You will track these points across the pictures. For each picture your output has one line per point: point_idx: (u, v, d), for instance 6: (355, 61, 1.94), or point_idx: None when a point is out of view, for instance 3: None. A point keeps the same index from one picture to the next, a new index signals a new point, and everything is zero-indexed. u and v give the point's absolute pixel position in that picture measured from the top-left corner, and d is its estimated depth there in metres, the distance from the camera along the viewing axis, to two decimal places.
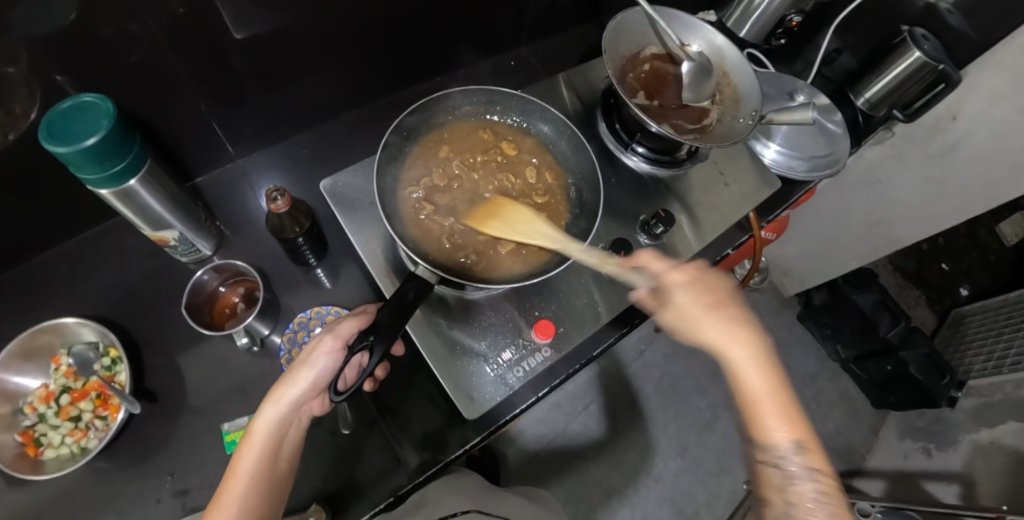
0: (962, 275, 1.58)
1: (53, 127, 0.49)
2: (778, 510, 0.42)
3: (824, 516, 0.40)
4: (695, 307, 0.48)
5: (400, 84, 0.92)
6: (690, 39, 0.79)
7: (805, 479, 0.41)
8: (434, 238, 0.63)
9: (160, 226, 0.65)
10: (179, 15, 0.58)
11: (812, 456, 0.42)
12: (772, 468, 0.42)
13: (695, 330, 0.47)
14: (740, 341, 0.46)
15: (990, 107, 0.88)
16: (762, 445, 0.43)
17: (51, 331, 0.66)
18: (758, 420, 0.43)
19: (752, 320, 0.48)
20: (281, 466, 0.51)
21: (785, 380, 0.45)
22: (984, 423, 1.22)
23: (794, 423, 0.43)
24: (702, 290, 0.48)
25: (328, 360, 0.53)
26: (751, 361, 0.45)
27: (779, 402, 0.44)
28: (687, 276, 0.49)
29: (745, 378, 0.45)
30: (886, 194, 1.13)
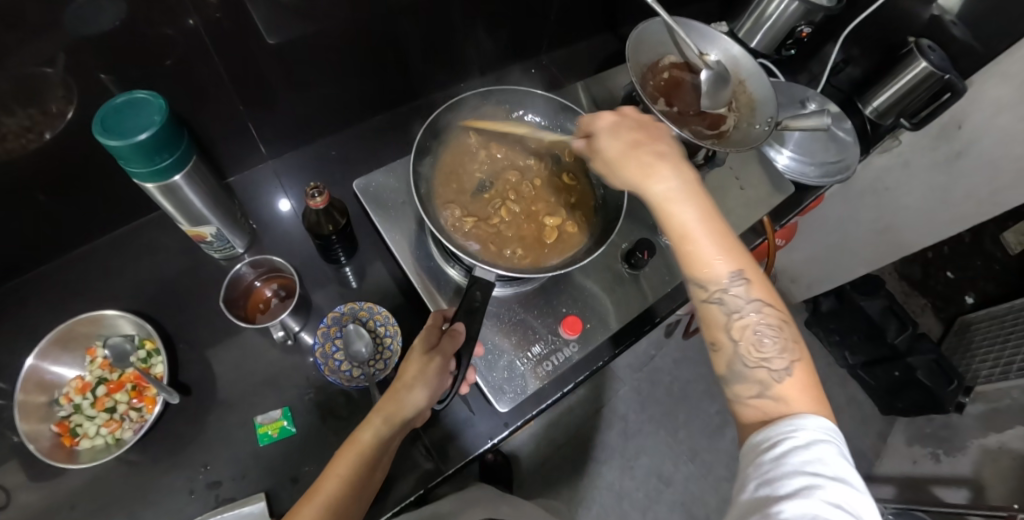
0: (967, 283, 1.60)
1: (107, 122, 0.51)
2: (726, 344, 0.49)
3: (768, 342, 0.47)
4: (619, 150, 0.52)
5: (424, 90, 0.95)
6: (708, 49, 0.82)
7: (748, 310, 0.48)
8: (478, 238, 0.67)
9: (198, 221, 0.67)
10: (218, 19, 0.61)
11: (750, 286, 0.48)
12: (713, 305, 0.48)
13: (622, 170, 0.52)
14: (666, 175, 0.50)
15: (994, 117, 0.91)
16: (705, 285, 0.48)
17: (90, 323, 0.68)
18: (697, 258, 0.48)
19: (677, 155, 0.52)
20: (376, 472, 0.54)
21: (716, 211, 0.49)
22: (991, 428, 1.24)
23: (735, 259, 0.48)
24: (630, 133, 0.53)
25: (438, 381, 0.56)
26: (680, 193, 0.49)
27: (716, 237, 0.48)
28: (614, 123, 0.54)
29: (677, 212, 0.49)
30: (894, 202, 1.15)
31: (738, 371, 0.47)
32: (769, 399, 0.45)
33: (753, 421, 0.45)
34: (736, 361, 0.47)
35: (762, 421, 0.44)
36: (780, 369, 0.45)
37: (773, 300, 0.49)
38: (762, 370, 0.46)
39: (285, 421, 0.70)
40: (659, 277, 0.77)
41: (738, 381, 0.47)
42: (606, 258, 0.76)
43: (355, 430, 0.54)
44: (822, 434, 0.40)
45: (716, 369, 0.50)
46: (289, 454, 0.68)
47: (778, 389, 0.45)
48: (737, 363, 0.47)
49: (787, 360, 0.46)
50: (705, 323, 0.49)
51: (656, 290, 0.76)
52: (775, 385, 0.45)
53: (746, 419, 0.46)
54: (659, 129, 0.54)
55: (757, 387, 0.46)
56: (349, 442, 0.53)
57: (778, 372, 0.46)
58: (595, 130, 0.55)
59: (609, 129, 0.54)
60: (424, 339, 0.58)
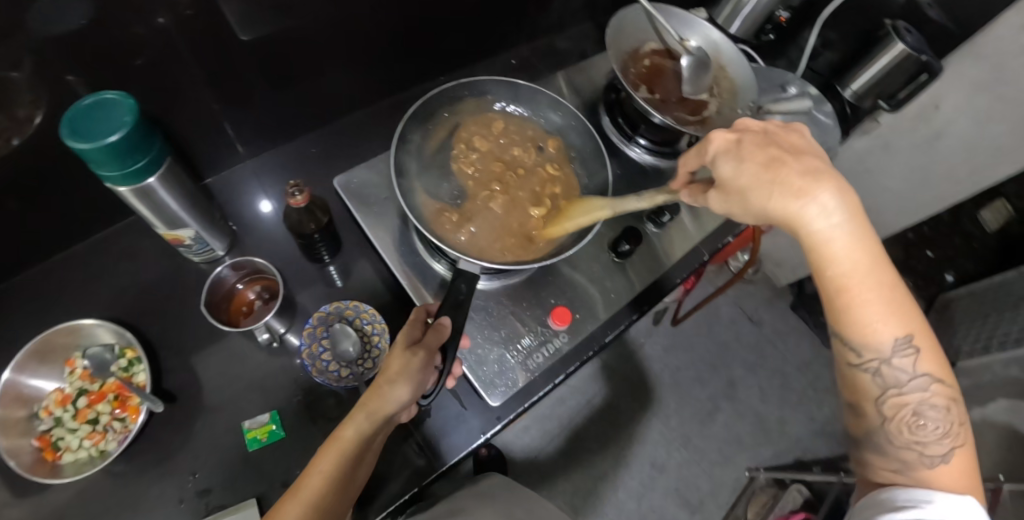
0: (947, 262, 1.63)
1: (76, 125, 0.50)
2: (874, 413, 0.49)
3: (925, 418, 0.47)
4: (750, 179, 0.46)
5: (404, 85, 0.93)
6: (689, 35, 0.82)
7: (911, 383, 0.47)
8: (462, 229, 0.66)
9: (175, 225, 0.66)
10: (189, 16, 0.59)
11: (916, 355, 0.46)
12: (865, 370, 0.47)
13: (759, 200, 0.46)
14: (819, 203, 0.44)
15: (971, 97, 0.92)
16: (869, 348, 0.46)
17: (68, 334, 0.66)
18: (855, 318, 0.46)
19: (834, 172, 0.46)
20: (359, 469, 0.53)
21: (881, 254, 0.45)
22: (975, 402, 1.27)
23: (905, 321, 0.46)
24: (756, 158, 0.47)
25: (421, 378, 0.54)
26: (843, 231, 0.45)
27: (882, 291, 0.45)
28: (730, 147, 0.49)
29: (834, 260, 0.45)
30: (874, 182, 1.17)
31: (877, 441, 0.49)
32: (910, 477, 0.47)
33: (882, 483, 0.50)
34: (880, 433, 0.49)
35: (886, 487, 0.49)
36: (937, 456, 0.46)
37: (940, 369, 0.47)
38: (910, 452, 0.47)
39: (274, 424, 0.68)
40: (645, 264, 0.77)
41: (875, 451, 0.50)
42: (592, 248, 0.76)
43: (337, 427, 0.52)
44: (953, 514, 0.44)
45: (852, 424, 0.52)
46: (280, 458, 0.67)
47: (927, 473, 0.47)
48: (880, 433, 0.49)
49: (947, 444, 0.47)
50: (847, 382, 0.49)
51: (642, 279, 0.76)
52: (922, 471, 0.47)
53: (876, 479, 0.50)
54: (796, 146, 0.48)
55: (898, 464, 0.48)
56: (331, 439, 0.52)
57: (931, 455, 0.47)
58: (708, 158, 0.50)
59: (728, 164, 0.48)
60: (409, 334, 0.57)
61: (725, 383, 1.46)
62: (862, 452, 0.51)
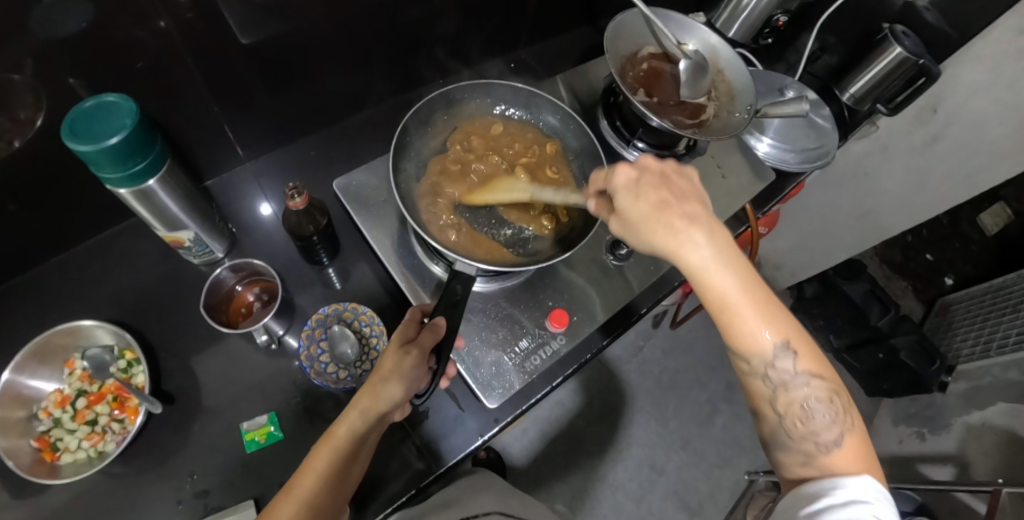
0: (946, 266, 1.63)
1: (77, 127, 0.50)
2: (771, 413, 0.50)
3: (816, 412, 0.48)
4: (644, 213, 0.47)
5: (403, 88, 0.94)
6: (687, 39, 0.83)
7: (796, 381, 0.49)
8: (457, 231, 0.66)
9: (176, 227, 0.66)
10: (189, 19, 0.59)
11: (796, 353, 0.48)
12: (756, 375, 0.49)
13: (647, 234, 0.47)
14: (699, 241, 0.46)
15: (969, 99, 0.93)
16: (750, 354, 0.48)
17: (67, 335, 0.66)
18: (737, 330, 0.48)
19: (708, 211, 0.48)
20: (353, 467, 0.54)
21: (751, 276, 0.48)
22: (974, 406, 1.27)
23: (780, 324, 0.48)
24: (653, 192, 0.48)
25: (414, 375, 0.54)
26: (709, 262, 0.46)
27: (755, 304, 0.47)
28: (632, 182, 0.49)
29: (715, 281, 0.46)
30: (872, 186, 1.16)
31: (782, 440, 0.49)
32: (818, 470, 0.47)
33: (796, 480, 0.48)
34: (779, 430, 0.49)
35: (805, 481, 0.47)
36: (833, 444, 0.47)
37: (820, 361, 0.49)
38: (808, 442, 0.47)
39: (272, 426, 0.69)
40: (645, 267, 0.77)
41: (783, 448, 0.49)
42: (591, 250, 0.76)
43: (331, 425, 0.53)
44: (859, 494, 0.43)
45: (760, 427, 0.52)
46: (278, 459, 0.67)
47: (825, 459, 0.46)
48: (779, 430, 0.49)
49: (837, 430, 0.47)
50: (747, 386, 0.51)
51: (639, 281, 0.76)
52: (822, 458, 0.47)
53: (790, 477, 0.49)
54: (680, 183, 0.49)
55: (802, 457, 0.48)
56: (325, 437, 0.52)
57: (826, 443, 0.47)
58: (613, 187, 0.50)
59: (627, 191, 0.49)
60: (403, 333, 0.58)
61: (724, 386, 1.46)
62: (771, 452, 0.51)
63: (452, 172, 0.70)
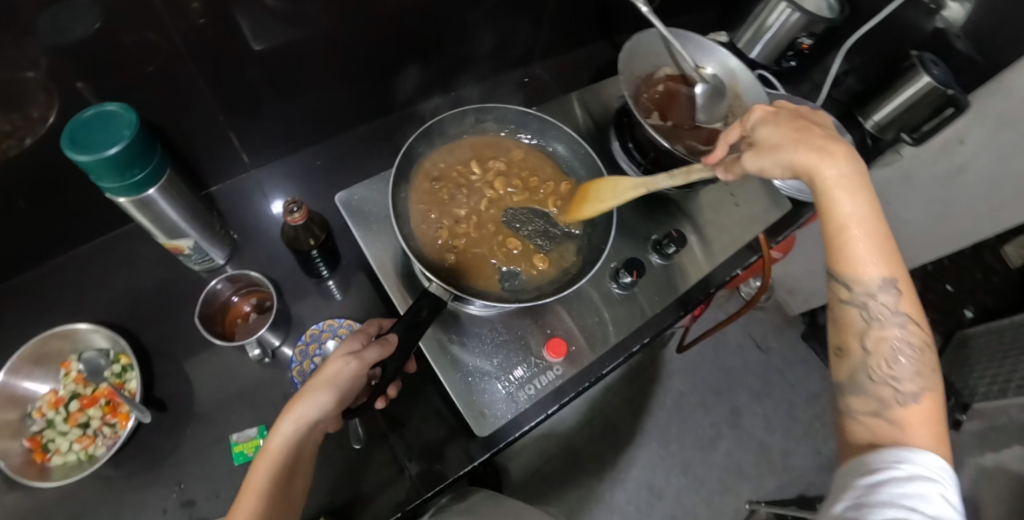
0: (967, 297, 1.57)
1: (76, 134, 0.50)
2: (857, 349, 0.48)
3: (904, 360, 0.46)
4: (783, 137, 0.50)
5: (414, 99, 0.93)
6: (705, 62, 0.80)
7: (892, 320, 0.47)
8: (456, 260, 0.65)
9: (175, 234, 0.66)
10: (199, 25, 0.59)
11: (900, 293, 0.46)
12: (854, 304, 0.48)
13: (788, 152, 0.50)
14: (840, 161, 0.48)
15: (995, 133, 0.87)
16: (853, 283, 0.47)
17: (63, 336, 0.66)
18: (848, 253, 0.47)
19: (851, 146, 0.50)
20: (292, 481, 0.52)
21: (877, 211, 0.47)
22: (988, 447, 1.23)
23: (891, 263, 0.47)
24: (789, 124, 0.52)
25: (351, 386, 0.52)
26: (844, 182, 0.47)
27: (875, 232, 0.47)
28: (769, 116, 0.53)
29: (838, 200, 0.47)
30: (892, 215, 1.14)
31: (860, 380, 0.47)
32: (885, 427, 0.43)
33: (866, 439, 0.44)
34: (861, 371, 0.47)
35: (871, 445, 0.43)
36: (909, 393, 0.44)
37: (921, 318, 0.47)
38: (885, 387, 0.45)
39: (261, 439, 0.68)
40: (649, 297, 0.75)
41: (858, 393, 0.47)
42: (595, 277, 0.75)
43: (265, 439, 0.51)
44: (927, 470, 0.39)
45: (835, 375, 0.50)
46: None
47: (899, 412, 0.44)
48: (860, 373, 0.47)
49: (918, 383, 0.45)
50: (839, 321, 0.49)
51: (641, 312, 0.74)
52: (896, 407, 0.44)
53: (856, 435, 0.45)
54: (818, 121, 0.53)
55: (875, 405, 0.45)
56: (261, 453, 0.50)
57: (903, 392, 0.44)
58: (749, 122, 0.54)
59: (768, 121, 0.53)
60: (347, 344, 0.55)
61: (728, 411, 1.43)
62: (840, 402, 0.48)
63: (458, 193, 0.69)
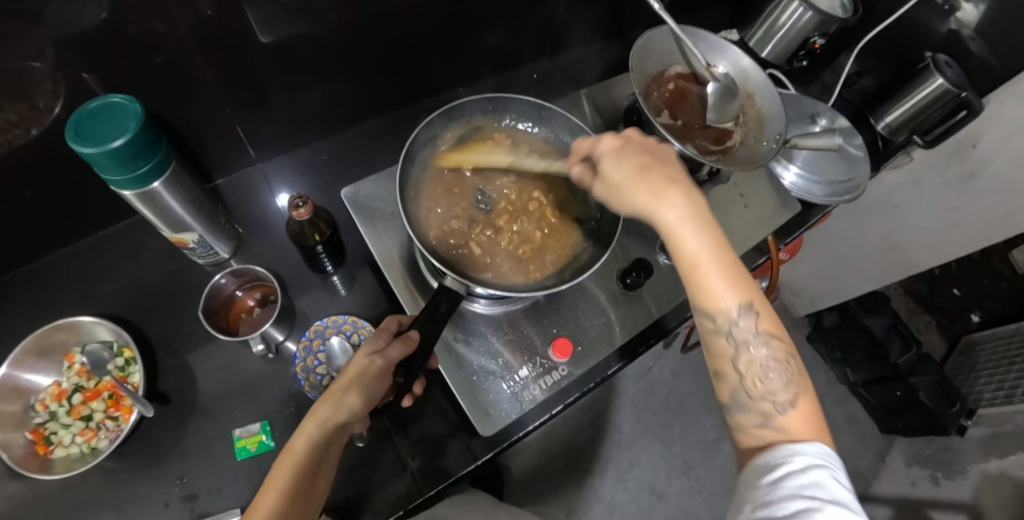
0: (974, 302, 1.56)
1: (82, 127, 0.49)
2: (732, 373, 0.46)
3: (773, 375, 0.45)
4: (627, 176, 0.48)
5: (422, 95, 0.92)
6: (717, 61, 0.79)
7: (756, 342, 0.45)
8: (466, 251, 0.65)
9: (180, 228, 0.65)
10: (207, 17, 0.58)
11: (756, 316, 0.45)
12: (721, 336, 0.45)
13: (631, 194, 0.47)
14: (674, 201, 0.46)
15: (1010, 137, 0.84)
16: (710, 312, 0.46)
17: (67, 329, 0.66)
18: (704, 289, 0.45)
19: (689, 180, 0.48)
20: (317, 481, 0.52)
21: (721, 234, 0.46)
22: (994, 454, 1.22)
23: (744, 287, 0.46)
24: (634, 155, 0.49)
25: (376, 386, 0.53)
26: (685, 220, 0.46)
27: (724, 263, 0.46)
28: (619, 145, 0.50)
29: (685, 239, 0.46)
30: (900, 220, 1.10)
31: (740, 401, 0.45)
32: (772, 431, 0.42)
33: (753, 449, 0.43)
34: (739, 391, 0.45)
35: (761, 449, 0.42)
36: (786, 399, 0.43)
37: (781, 333, 0.47)
38: (765, 400, 0.44)
39: (264, 435, 0.68)
40: (654, 299, 0.74)
41: (740, 412, 0.45)
42: (602, 276, 0.74)
43: (290, 440, 0.51)
44: (818, 458, 0.39)
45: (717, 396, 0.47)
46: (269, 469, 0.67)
47: (781, 421, 0.43)
48: (739, 392, 0.45)
49: (791, 392, 0.44)
50: (709, 353, 0.47)
51: (646, 315, 0.74)
52: (779, 419, 0.43)
53: (747, 445, 0.44)
54: (663, 150, 0.50)
55: (760, 418, 0.43)
56: (283, 452, 0.51)
57: (781, 403, 0.44)
58: (595, 153, 0.51)
59: (613, 149, 0.49)
60: (371, 343, 0.55)
61: None
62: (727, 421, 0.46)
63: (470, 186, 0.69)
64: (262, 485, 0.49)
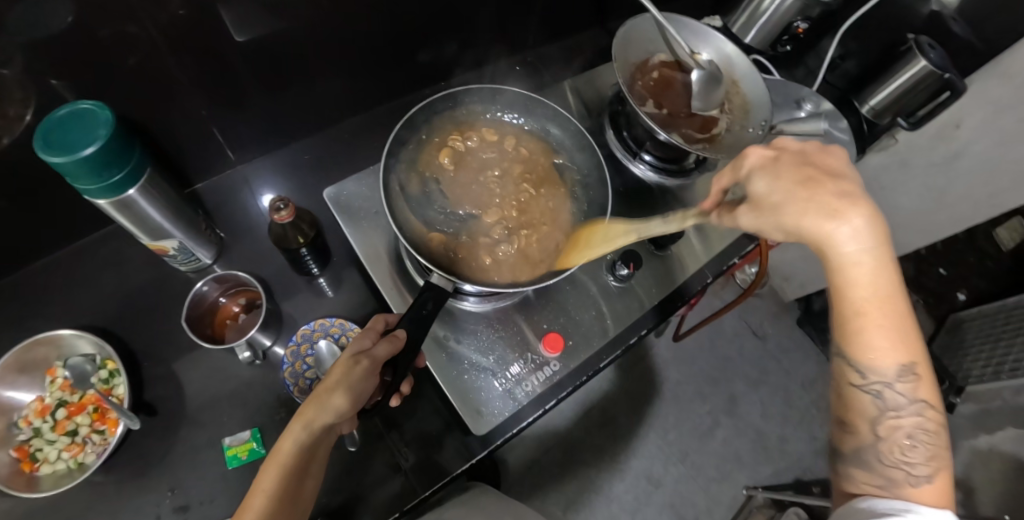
0: (960, 281, 1.57)
1: (51, 135, 0.48)
2: (866, 431, 0.44)
3: (915, 446, 0.42)
4: (788, 194, 0.42)
5: (403, 90, 0.91)
6: (701, 47, 0.79)
7: (907, 406, 0.43)
8: (456, 243, 0.64)
9: (159, 235, 0.64)
10: (179, 17, 0.56)
11: (915, 381, 0.42)
12: (866, 390, 0.43)
13: (793, 218, 0.42)
14: (852, 230, 0.41)
15: (993, 119, 0.85)
16: (865, 367, 0.43)
17: (47, 343, 0.64)
18: (860, 339, 0.42)
19: (873, 204, 0.42)
20: (304, 485, 0.50)
21: (899, 286, 0.42)
22: (982, 429, 1.24)
23: (907, 349, 0.42)
24: (790, 177, 0.43)
25: (362, 386, 0.51)
26: (866, 260, 0.41)
27: (891, 316, 0.42)
28: (770, 165, 0.44)
29: (853, 281, 0.41)
30: (888, 201, 1.11)
31: (864, 458, 0.43)
32: (896, 497, 0.41)
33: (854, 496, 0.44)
34: (868, 451, 0.43)
35: (856, 496, 0.43)
36: (925, 474, 0.41)
37: (936, 402, 0.43)
38: (900, 469, 0.42)
39: (255, 443, 0.67)
40: (645, 289, 0.74)
41: (858, 466, 0.44)
42: (591, 269, 0.74)
43: (276, 443, 0.49)
44: None
45: (835, 443, 0.47)
46: None
47: (911, 492, 0.41)
48: (867, 450, 0.43)
49: (931, 466, 0.42)
50: (844, 401, 0.45)
51: (636, 305, 0.73)
52: (907, 489, 0.41)
53: (849, 493, 0.44)
54: (840, 168, 0.44)
55: (882, 481, 0.42)
56: (270, 455, 0.49)
57: (915, 476, 0.42)
58: (744, 173, 0.46)
59: (774, 175, 0.44)
60: (357, 342, 0.54)
61: (725, 399, 1.43)
62: (838, 468, 0.46)
63: (467, 179, 0.69)
64: (249, 490, 0.47)
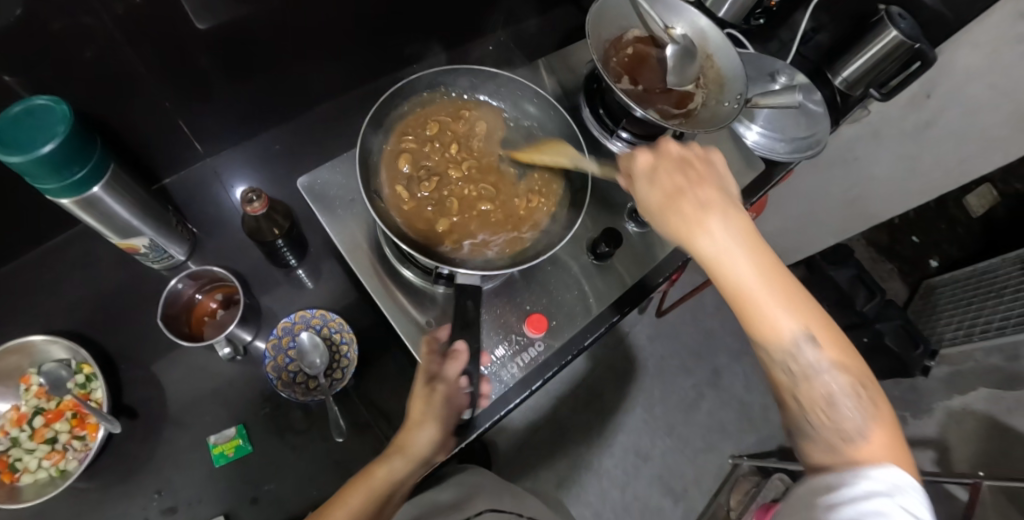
0: (932, 247, 1.61)
1: (6, 133, 0.46)
2: (795, 405, 0.46)
3: (844, 402, 0.43)
4: (656, 201, 0.50)
5: (376, 74, 0.89)
6: (674, 22, 0.78)
7: (821, 372, 0.44)
8: (432, 226, 0.64)
9: (129, 234, 0.62)
10: (134, 6, 0.53)
11: (821, 345, 0.44)
12: (778, 366, 0.45)
13: (664, 222, 0.49)
14: (709, 229, 0.47)
15: (965, 85, 0.88)
16: (771, 346, 0.45)
17: (18, 352, 0.63)
18: (755, 318, 0.45)
19: (721, 198, 0.48)
20: (390, 505, 0.56)
21: (772, 262, 0.46)
22: (955, 390, 1.29)
23: (801, 315, 0.44)
24: (665, 179, 0.50)
25: (443, 413, 0.55)
26: (727, 244, 0.46)
27: (772, 286, 0.45)
28: (650, 170, 0.51)
29: (726, 267, 0.45)
30: (861, 172, 1.10)
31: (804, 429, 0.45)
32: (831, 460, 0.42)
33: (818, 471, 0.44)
34: (805, 421, 0.45)
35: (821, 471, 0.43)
36: (855, 431, 0.42)
37: (857, 362, 0.45)
38: (831, 432, 0.43)
39: (240, 438, 0.66)
40: (626, 267, 0.74)
41: (805, 439, 0.45)
42: (571, 248, 0.74)
43: (371, 464, 0.55)
44: (884, 487, 0.39)
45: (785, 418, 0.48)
46: (250, 472, 0.65)
47: (849, 450, 0.42)
48: (804, 421, 0.45)
49: (864, 424, 0.42)
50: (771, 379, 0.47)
51: (619, 283, 0.73)
52: (845, 449, 0.42)
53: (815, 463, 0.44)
54: (702, 167, 0.51)
55: (825, 447, 0.43)
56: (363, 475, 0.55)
57: (851, 435, 0.42)
58: (633, 173, 0.53)
59: (645, 180, 0.51)
60: (429, 365, 0.57)
61: (709, 372, 1.46)
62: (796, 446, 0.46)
63: (438, 162, 0.67)
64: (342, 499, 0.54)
